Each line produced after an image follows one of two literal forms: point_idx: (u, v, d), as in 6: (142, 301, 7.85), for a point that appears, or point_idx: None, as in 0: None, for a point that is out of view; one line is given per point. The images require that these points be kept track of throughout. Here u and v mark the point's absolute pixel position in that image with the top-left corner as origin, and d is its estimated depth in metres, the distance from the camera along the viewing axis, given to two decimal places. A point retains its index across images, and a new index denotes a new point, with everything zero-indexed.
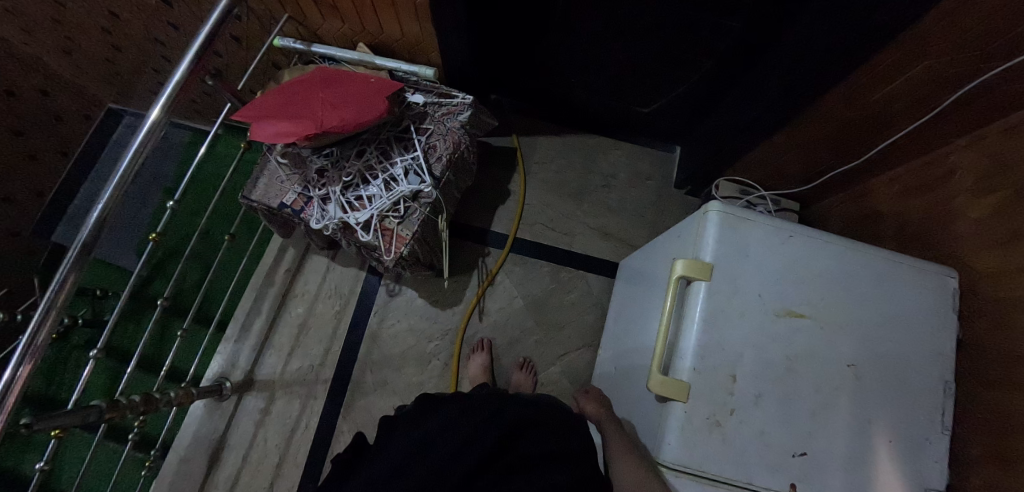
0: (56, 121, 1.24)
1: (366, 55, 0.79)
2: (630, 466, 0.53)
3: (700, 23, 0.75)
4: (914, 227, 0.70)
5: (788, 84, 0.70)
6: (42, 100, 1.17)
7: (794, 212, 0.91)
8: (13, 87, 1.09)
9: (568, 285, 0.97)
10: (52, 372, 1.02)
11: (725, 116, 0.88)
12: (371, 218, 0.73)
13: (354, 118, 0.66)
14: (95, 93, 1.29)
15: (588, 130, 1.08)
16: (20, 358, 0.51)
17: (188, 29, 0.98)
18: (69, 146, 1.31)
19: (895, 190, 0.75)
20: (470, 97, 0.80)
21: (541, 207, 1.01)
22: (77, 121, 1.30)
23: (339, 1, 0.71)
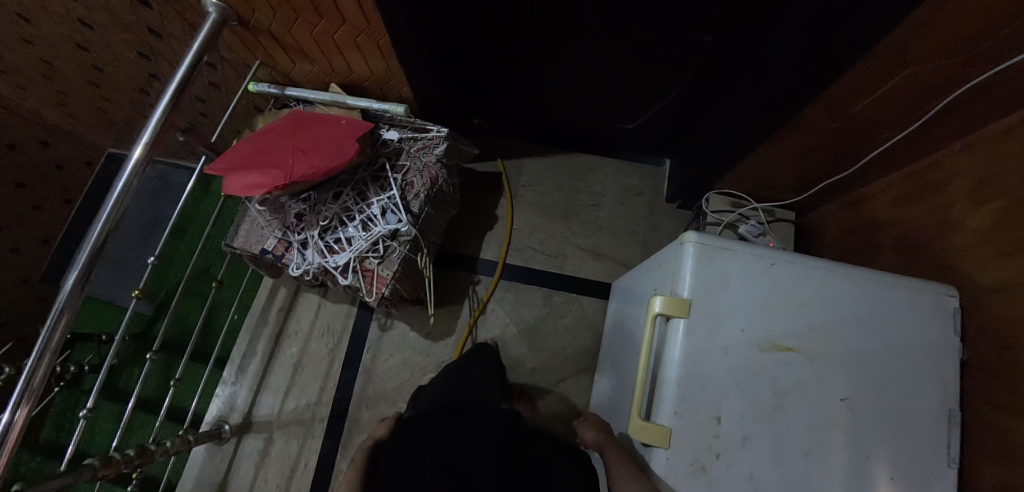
0: (57, 170, 1.26)
1: (338, 95, 0.78)
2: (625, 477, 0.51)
3: (673, 41, 0.73)
4: (912, 235, 0.67)
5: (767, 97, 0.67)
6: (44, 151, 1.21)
7: (790, 222, 0.88)
8: (15, 141, 1.13)
9: (561, 309, 0.95)
10: (62, 419, 1.05)
11: (710, 129, 0.85)
12: (350, 260, 0.73)
13: (324, 164, 0.66)
14: (94, 139, 1.32)
15: (574, 148, 1.06)
16: (18, 400, 0.50)
17: (169, 79, 0.99)
18: (72, 195, 1.33)
19: (891, 195, 0.71)
20: (444, 129, 0.80)
21: (530, 231, 1.00)
22: (78, 169, 1.32)
23: (304, 44, 0.71)
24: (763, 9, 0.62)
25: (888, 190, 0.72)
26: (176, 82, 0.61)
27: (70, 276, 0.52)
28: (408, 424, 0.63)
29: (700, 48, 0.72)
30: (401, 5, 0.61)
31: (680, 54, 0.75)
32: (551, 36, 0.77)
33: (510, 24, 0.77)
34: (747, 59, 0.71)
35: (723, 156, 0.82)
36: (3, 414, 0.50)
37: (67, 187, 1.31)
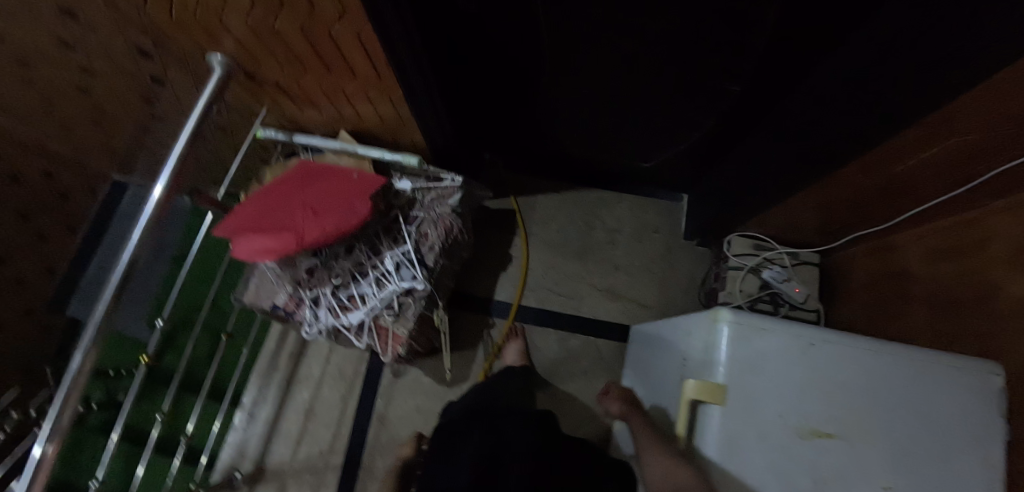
0: None
1: (348, 144, 0.75)
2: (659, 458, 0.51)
3: (697, 89, 0.70)
4: (944, 291, 0.64)
5: (799, 151, 0.64)
6: None
7: (814, 266, 0.85)
8: None
9: (578, 352, 0.93)
10: None
11: (733, 171, 0.82)
12: (364, 319, 0.71)
13: (336, 226, 0.63)
14: None
15: (589, 183, 1.04)
16: None
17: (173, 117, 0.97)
18: None
19: (922, 248, 0.68)
20: (459, 178, 0.77)
21: (545, 270, 0.98)
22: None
23: (312, 93, 0.68)
24: (794, 64, 0.59)
25: (918, 241, 0.69)
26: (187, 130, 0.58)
27: None
28: (440, 431, 0.68)
29: (727, 96, 0.69)
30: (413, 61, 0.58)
31: (704, 101, 0.72)
32: (568, 80, 0.74)
33: (527, 68, 0.74)
34: (774, 108, 0.68)
35: (747, 202, 0.79)
36: None
37: None
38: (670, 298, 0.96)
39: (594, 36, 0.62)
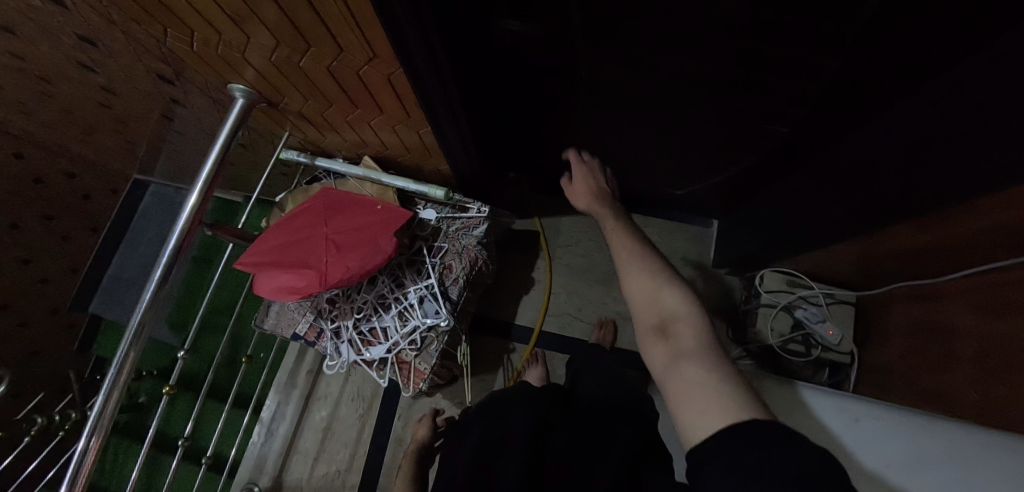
0: (85, 200, 1.14)
1: (372, 171, 0.73)
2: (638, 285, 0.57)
3: (737, 126, 0.67)
4: (1001, 353, 0.52)
5: (844, 198, 0.61)
6: (70, 183, 1.06)
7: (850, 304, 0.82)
8: (40, 175, 0.97)
9: None
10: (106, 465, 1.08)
11: (768, 206, 0.80)
12: (386, 353, 0.70)
13: (361, 264, 0.61)
14: (119, 167, 1.17)
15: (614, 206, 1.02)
16: (90, 432, 0.49)
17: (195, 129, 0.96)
18: (98, 223, 1.22)
19: (975, 298, 0.57)
20: (485, 208, 0.75)
21: (567, 295, 0.97)
22: (100, 197, 1.19)
23: (337, 123, 0.66)
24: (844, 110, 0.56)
25: (966, 292, 0.58)
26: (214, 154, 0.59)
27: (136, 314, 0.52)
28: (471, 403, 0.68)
29: (768, 135, 0.67)
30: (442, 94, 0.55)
31: (747, 138, 0.69)
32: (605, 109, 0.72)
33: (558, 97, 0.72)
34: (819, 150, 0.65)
35: (784, 239, 0.76)
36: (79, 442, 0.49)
37: (94, 216, 1.20)
38: None
39: (639, 70, 0.60)
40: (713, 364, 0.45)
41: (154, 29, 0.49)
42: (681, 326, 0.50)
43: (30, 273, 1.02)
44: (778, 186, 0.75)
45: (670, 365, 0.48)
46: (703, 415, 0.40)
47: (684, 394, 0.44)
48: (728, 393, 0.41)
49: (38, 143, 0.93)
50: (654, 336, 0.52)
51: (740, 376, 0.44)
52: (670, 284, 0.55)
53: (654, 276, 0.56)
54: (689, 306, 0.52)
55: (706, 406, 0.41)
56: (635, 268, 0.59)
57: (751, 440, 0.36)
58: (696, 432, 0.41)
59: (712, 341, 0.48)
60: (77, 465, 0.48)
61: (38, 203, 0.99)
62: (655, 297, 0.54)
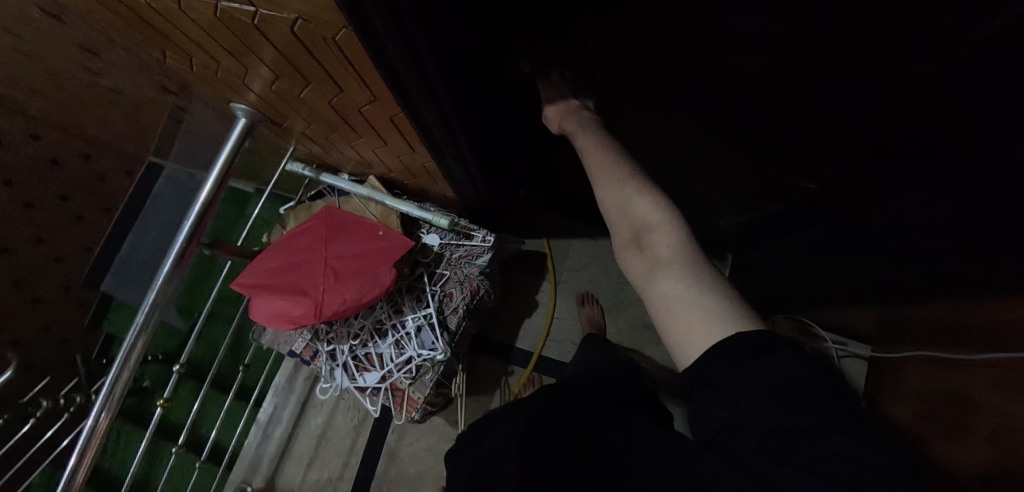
0: (98, 180, 0.95)
1: (377, 192, 0.71)
2: (612, 194, 0.54)
3: (758, 175, 0.64)
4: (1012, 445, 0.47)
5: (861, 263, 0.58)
6: (87, 164, 0.92)
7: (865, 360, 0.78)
8: (54, 153, 0.85)
9: None
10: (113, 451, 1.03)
11: (785, 254, 0.77)
12: (381, 379, 0.69)
13: (358, 296, 0.60)
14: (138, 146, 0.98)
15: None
16: (99, 407, 0.54)
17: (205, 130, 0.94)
18: (109, 205, 0.99)
19: (985, 380, 0.51)
20: (490, 237, 0.73)
21: (571, 321, 0.95)
22: (119, 179, 0.99)
23: (339, 144, 0.64)
24: None
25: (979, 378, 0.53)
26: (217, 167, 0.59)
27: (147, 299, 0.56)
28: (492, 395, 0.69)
29: (790, 187, 0.63)
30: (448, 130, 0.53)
31: (767, 187, 0.66)
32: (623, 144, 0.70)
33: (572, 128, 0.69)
34: None
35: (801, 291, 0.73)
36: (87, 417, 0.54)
37: (104, 197, 0.97)
38: None
39: (655, 112, 0.57)
40: (693, 278, 0.44)
41: (153, 47, 0.47)
42: (658, 235, 0.49)
43: (43, 253, 0.88)
44: (794, 237, 0.72)
45: (648, 282, 0.47)
46: (688, 340, 0.41)
47: (668, 313, 0.44)
48: (711, 312, 0.41)
49: (58, 125, 0.83)
50: (630, 251, 0.51)
51: (722, 285, 0.44)
52: (642, 190, 0.52)
53: (626, 184, 0.53)
54: (663, 214, 0.50)
55: (692, 328, 0.41)
56: (607, 178, 0.56)
57: (741, 353, 0.36)
58: (685, 357, 0.41)
59: (689, 246, 0.48)
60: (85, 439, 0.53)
61: (54, 183, 0.87)
62: (628, 210, 0.53)
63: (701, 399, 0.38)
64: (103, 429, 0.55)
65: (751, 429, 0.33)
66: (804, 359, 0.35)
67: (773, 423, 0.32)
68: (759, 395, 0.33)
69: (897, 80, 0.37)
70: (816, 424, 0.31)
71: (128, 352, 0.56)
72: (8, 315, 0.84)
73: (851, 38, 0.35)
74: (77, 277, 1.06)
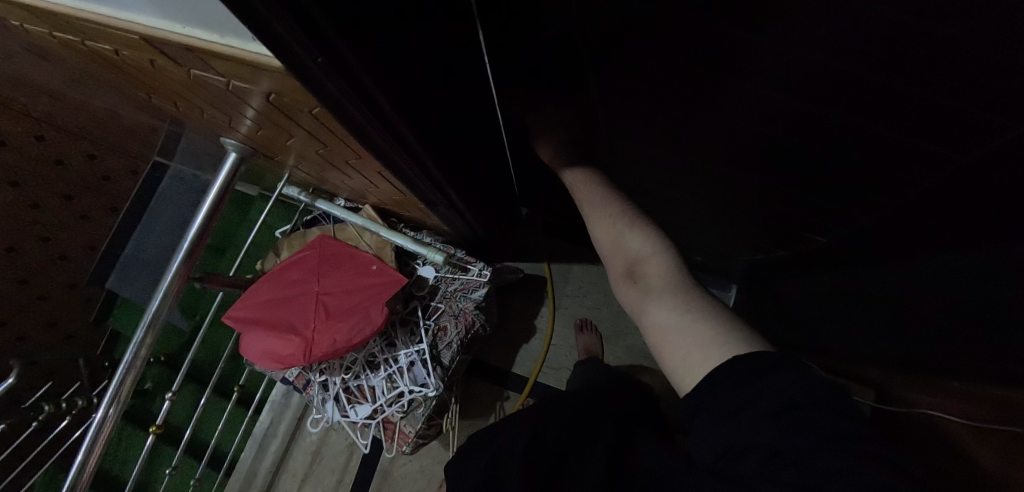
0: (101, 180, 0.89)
1: (372, 223, 0.69)
2: (604, 226, 0.56)
3: (757, 225, 0.63)
4: None
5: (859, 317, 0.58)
6: (87, 162, 0.84)
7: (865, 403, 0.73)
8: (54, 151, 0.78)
9: None
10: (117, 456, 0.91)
11: (783, 296, 0.76)
12: (372, 411, 0.69)
13: (349, 336, 0.59)
14: (138, 142, 0.88)
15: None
16: (111, 398, 0.54)
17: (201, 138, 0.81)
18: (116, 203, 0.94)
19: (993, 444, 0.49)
20: (486, 271, 0.72)
21: (568, 347, 0.95)
22: (125, 179, 0.94)
23: (333, 176, 0.62)
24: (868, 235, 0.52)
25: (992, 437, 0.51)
26: (217, 191, 0.59)
27: (151, 303, 0.57)
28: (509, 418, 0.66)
29: (791, 239, 0.63)
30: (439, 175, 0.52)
31: (767, 236, 0.66)
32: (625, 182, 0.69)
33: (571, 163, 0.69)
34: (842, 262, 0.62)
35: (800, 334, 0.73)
36: (98, 409, 0.54)
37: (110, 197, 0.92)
38: None
39: (650, 161, 0.57)
40: (683, 303, 0.46)
41: (140, 85, 0.45)
42: (648, 267, 0.51)
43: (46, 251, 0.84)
44: (795, 282, 0.71)
45: (641, 311, 0.50)
46: (687, 365, 0.42)
47: (666, 343, 0.45)
48: (702, 329, 0.43)
49: (61, 124, 0.76)
50: (626, 284, 0.53)
51: (713, 306, 0.46)
52: (631, 223, 0.55)
53: (616, 219, 0.56)
54: (652, 248, 0.52)
55: (685, 348, 0.43)
56: (598, 212, 0.58)
57: (737, 372, 0.37)
58: (683, 376, 0.43)
59: (679, 276, 0.50)
60: (97, 432, 0.53)
61: (59, 184, 0.82)
62: (620, 245, 0.54)
63: (705, 421, 0.38)
64: (112, 425, 0.55)
65: (753, 450, 0.33)
66: (806, 376, 0.34)
67: (775, 443, 0.32)
68: (761, 414, 0.34)
69: (900, 158, 0.36)
70: (818, 444, 0.30)
71: (135, 352, 0.56)
72: (11, 309, 0.83)
73: (840, 120, 0.34)
74: (87, 272, 0.93)
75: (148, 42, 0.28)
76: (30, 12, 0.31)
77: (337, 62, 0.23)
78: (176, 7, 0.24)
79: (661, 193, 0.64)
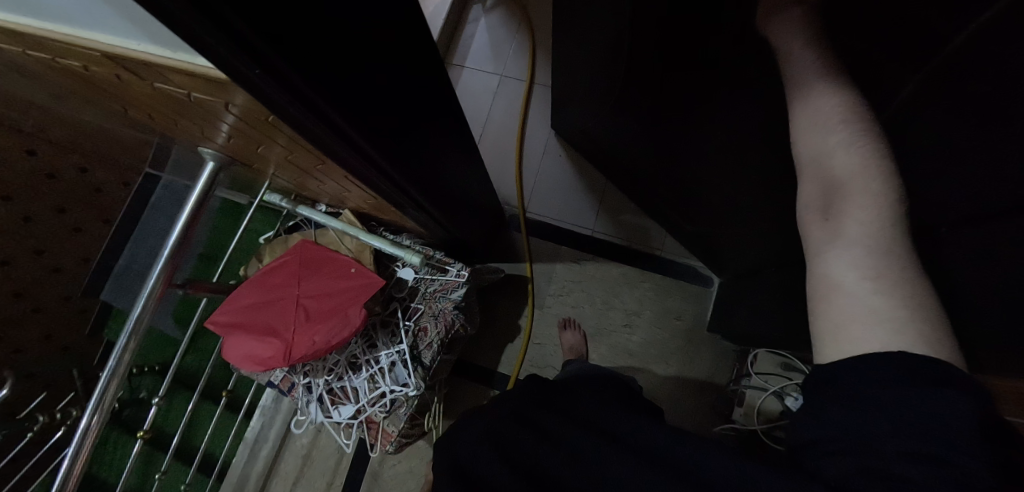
0: (93, 192, 0.90)
1: (351, 227, 0.71)
2: (812, 133, 0.39)
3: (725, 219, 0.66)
4: None
5: None
6: (78, 176, 0.85)
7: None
8: (49, 167, 0.80)
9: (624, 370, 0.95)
10: (104, 465, 0.91)
11: (760, 288, 0.79)
12: (356, 412, 0.70)
13: (327, 338, 0.60)
14: (129, 151, 0.91)
15: (612, 257, 1.03)
16: (95, 401, 0.55)
17: (185, 148, 0.83)
18: (108, 214, 0.95)
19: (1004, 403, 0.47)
20: (465, 271, 0.74)
21: (550, 345, 0.97)
22: (116, 190, 0.95)
23: (310, 183, 0.64)
24: None
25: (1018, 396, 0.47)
26: (195, 197, 0.61)
27: (135, 308, 0.58)
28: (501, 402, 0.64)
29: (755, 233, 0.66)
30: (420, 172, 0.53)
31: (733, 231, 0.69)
32: (644, 118, 0.71)
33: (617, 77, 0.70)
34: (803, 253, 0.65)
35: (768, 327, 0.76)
36: (84, 412, 0.55)
37: (102, 206, 0.93)
38: (677, 388, 0.95)
39: None
40: (876, 274, 0.34)
41: (113, 97, 0.47)
42: (848, 205, 0.37)
43: (40, 263, 0.84)
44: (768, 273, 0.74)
45: (815, 253, 0.40)
46: (848, 336, 0.34)
47: (827, 300, 0.37)
48: (883, 320, 0.33)
49: (52, 139, 0.78)
50: (812, 215, 0.41)
51: (923, 293, 0.34)
52: (852, 135, 0.37)
53: (820, 135, 0.38)
54: (874, 185, 0.36)
55: (844, 330, 0.35)
56: (810, 112, 0.39)
57: (906, 377, 0.30)
58: (825, 355, 0.37)
59: (890, 234, 0.35)
60: (82, 434, 0.55)
61: (52, 197, 0.83)
62: (819, 167, 0.39)
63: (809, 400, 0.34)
64: (96, 430, 0.56)
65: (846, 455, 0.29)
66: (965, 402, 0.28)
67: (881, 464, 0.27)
68: (893, 429, 0.28)
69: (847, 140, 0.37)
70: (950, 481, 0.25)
71: (119, 359, 0.57)
72: (8, 324, 0.81)
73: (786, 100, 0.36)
74: (81, 283, 0.93)
75: (110, 57, 0.29)
76: (4, 33, 0.33)
77: (274, 72, 0.25)
78: (125, 26, 0.25)
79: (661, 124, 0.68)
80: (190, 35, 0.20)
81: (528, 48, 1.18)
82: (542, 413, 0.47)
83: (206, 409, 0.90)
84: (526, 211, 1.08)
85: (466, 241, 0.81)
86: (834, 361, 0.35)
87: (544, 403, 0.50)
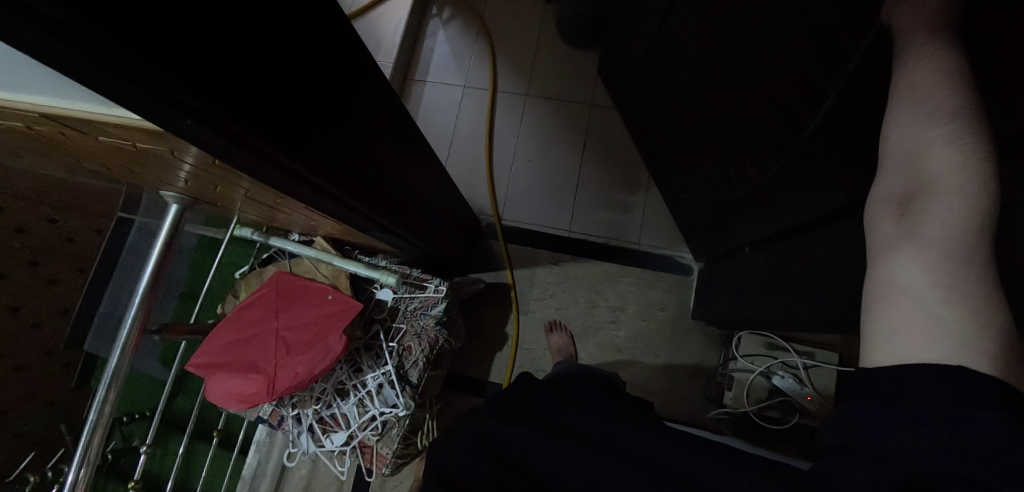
0: (65, 242, 0.88)
1: (324, 253, 0.70)
2: (915, 106, 0.33)
3: None
4: None
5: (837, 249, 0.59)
6: (48, 228, 0.83)
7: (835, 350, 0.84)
8: (17, 221, 0.78)
9: (627, 354, 0.98)
10: None
11: (739, 271, 0.80)
12: (349, 438, 0.70)
13: (310, 368, 0.60)
14: (98, 196, 0.92)
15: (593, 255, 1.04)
16: (80, 458, 0.54)
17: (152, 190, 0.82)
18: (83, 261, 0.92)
19: None
20: (443, 285, 0.74)
21: (540, 348, 0.98)
22: (89, 237, 0.93)
23: (277, 215, 0.65)
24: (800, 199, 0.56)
25: None
26: (161, 241, 0.60)
27: (111, 358, 0.57)
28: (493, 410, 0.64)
29: None
30: (386, 195, 0.54)
31: None
32: None
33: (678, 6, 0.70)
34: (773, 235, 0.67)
35: (747, 310, 0.77)
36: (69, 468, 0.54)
37: (76, 254, 0.91)
38: (668, 376, 0.96)
39: None
40: (954, 284, 0.30)
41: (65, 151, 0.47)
42: (939, 202, 0.32)
43: (18, 319, 0.81)
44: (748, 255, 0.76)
45: (886, 248, 0.35)
46: (910, 344, 0.31)
47: (891, 303, 0.33)
48: (950, 332, 0.30)
49: (16, 193, 0.76)
50: (887, 205, 0.35)
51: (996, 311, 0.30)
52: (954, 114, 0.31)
53: (919, 117, 0.33)
54: (970, 187, 0.30)
55: (905, 336, 0.31)
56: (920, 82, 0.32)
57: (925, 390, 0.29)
58: (873, 357, 0.34)
59: (977, 241, 0.31)
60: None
61: (23, 251, 0.79)
62: (908, 154, 0.34)
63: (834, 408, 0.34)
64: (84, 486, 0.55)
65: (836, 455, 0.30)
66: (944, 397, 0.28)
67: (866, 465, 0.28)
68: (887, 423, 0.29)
69: None
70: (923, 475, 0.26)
71: (99, 411, 0.55)
72: None
73: None
74: (62, 336, 0.90)
75: (49, 117, 0.29)
76: None
77: (209, 121, 0.26)
78: (57, 87, 0.26)
79: (686, 87, 0.72)
80: (114, 94, 0.21)
81: (488, 57, 1.20)
82: (532, 417, 0.47)
83: (199, 450, 0.88)
84: (502, 218, 1.09)
85: (444, 255, 0.82)
86: (883, 366, 0.32)
87: (527, 408, 0.50)
